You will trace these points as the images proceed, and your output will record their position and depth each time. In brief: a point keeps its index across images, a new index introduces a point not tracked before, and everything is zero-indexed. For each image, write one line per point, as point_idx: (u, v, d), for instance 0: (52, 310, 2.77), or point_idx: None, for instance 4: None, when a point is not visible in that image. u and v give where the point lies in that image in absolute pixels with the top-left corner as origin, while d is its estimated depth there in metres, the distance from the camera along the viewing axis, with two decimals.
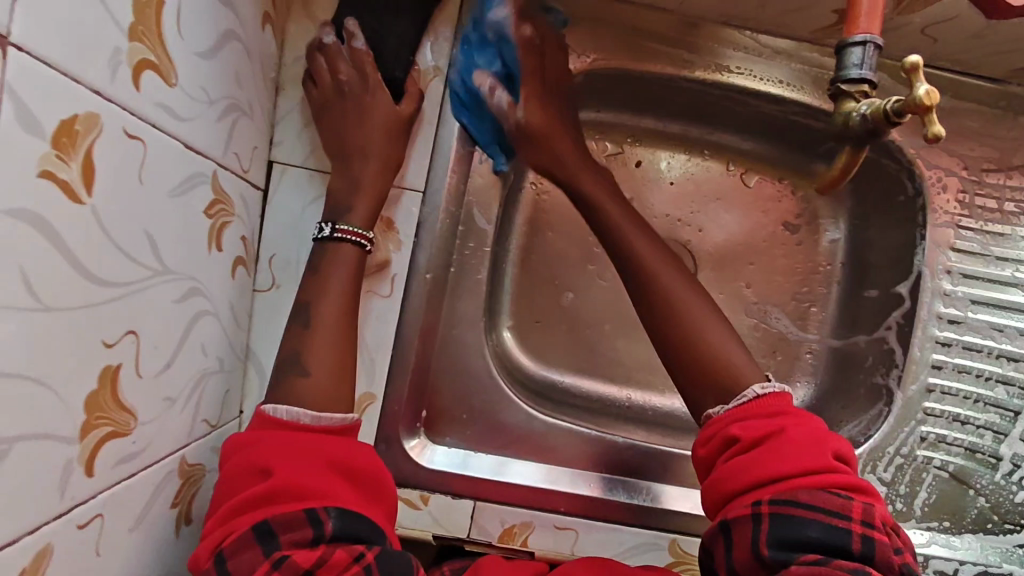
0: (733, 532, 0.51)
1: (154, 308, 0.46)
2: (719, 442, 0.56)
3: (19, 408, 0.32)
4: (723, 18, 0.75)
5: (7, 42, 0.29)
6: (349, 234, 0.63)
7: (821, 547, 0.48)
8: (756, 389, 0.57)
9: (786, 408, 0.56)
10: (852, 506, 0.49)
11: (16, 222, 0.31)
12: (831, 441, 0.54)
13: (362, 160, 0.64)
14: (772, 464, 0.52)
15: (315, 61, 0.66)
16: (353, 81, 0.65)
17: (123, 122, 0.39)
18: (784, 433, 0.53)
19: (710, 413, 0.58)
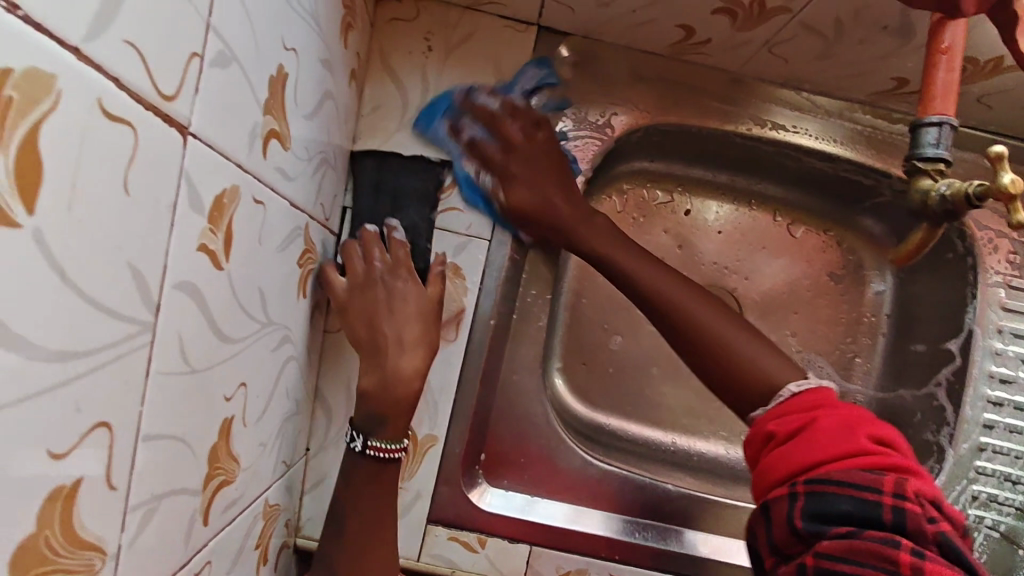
0: (773, 514, 0.52)
1: (258, 359, 0.48)
2: (759, 438, 0.56)
3: (167, 468, 0.34)
4: (782, 80, 0.77)
5: (186, 133, 0.31)
6: (380, 451, 0.60)
7: (855, 520, 0.46)
8: (791, 387, 0.57)
9: (824, 400, 0.55)
10: (883, 481, 0.47)
11: (181, 293, 0.33)
12: (869, 424, 0.52)
13: (395, 357, 0.59)
14: (804, 451, 0.52)
15: (347, 254, 0.62)
16: (385, 280, 0.61)
17: (253, 191, 0.41)
18: (816, 422, 0.53)
19: (751, 416, 0.59)
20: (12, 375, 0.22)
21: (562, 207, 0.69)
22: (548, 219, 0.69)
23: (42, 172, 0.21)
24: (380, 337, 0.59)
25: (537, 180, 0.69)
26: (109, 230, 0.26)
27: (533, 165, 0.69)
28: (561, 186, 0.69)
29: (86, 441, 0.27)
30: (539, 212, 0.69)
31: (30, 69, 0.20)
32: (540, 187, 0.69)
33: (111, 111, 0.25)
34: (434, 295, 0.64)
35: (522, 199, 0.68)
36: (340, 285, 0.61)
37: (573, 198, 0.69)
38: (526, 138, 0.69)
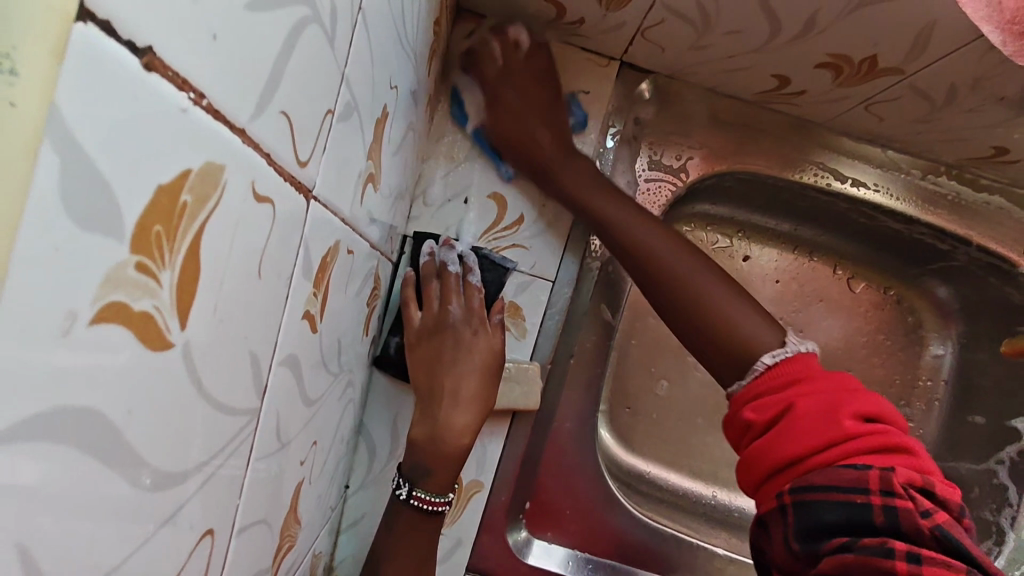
0: (769, 527, 0.49)
1: (326, 412, 0.45)
2: (738, 424, 0.53)
3: (252, 554, 0.31)
4: (867, 136, 0.73)
5: (310, 196, 0.28)
6: (424, 502, 0.57)
7: (847, 527, 0.43)
8: (764, 360, 0.52)
9: (801, 373, 0.51)
10: (869, 477, 0.43)
11: (285, 369, 0.30)
12: (848, 401, 0.47)
13: (446, 410, 0.56)
14: (784, 446, 0.48)
15: (424, 291, 0.58)
16: (456, 326, 0.57)
17: (347, 242, 0.38)
18: (793, 409, 0.48)
19: (729, 392, 0.55)
20: (143, 514, 0.18)
21: (549, 148, 0.62)
22: (534, 158, 0.63)
23: (199, 277, 0.18)
24: (435, 388, 0.57)
25: (527, 95, 0.63)
26: (238, 323, 0.22)
27: (525, 70, 0.63)
28: (543, 117, 0.63)
29: (194, 555, 0.23)
30: (522, 142, 0.62)
31: (206, 165, 0.17)
32: (523, 121, 0.62)
33: (261, 191, 0.22)
34: (501, 347, 0.60)
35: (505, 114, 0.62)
36: (414, 322, 0.58)
37: (561, 135, 0.64)
38: (525, 61, 0.63)
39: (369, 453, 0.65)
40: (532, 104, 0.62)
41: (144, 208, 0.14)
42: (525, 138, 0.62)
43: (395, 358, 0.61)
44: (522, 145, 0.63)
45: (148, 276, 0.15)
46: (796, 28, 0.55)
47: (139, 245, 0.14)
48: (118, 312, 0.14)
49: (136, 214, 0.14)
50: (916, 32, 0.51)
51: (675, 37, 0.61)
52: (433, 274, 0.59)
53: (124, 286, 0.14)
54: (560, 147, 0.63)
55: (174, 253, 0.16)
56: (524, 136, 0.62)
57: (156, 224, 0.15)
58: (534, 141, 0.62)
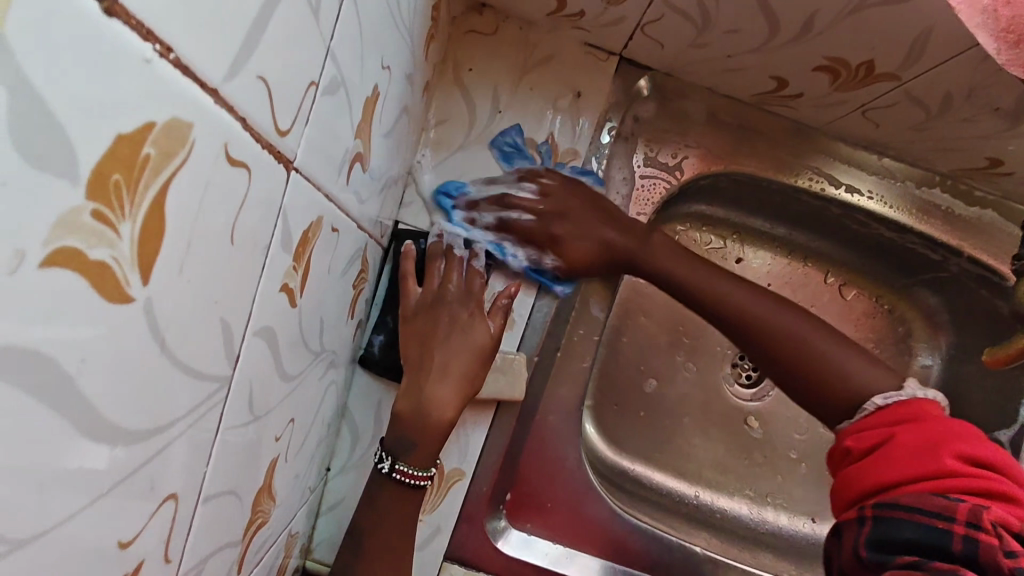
0: (844, 534, 0.48)
1: (305, 391, 0.45)
2: (841, 450, 0.54)
3: (218, 525, 0.31)
4: (865, 142, 0.73)
5: (291, 167, 0.28)
6: (407, 477, 0.56)
7: (922, 549, 0.42)
8: (876, 400, 0.54)
9: (920, 415, 0.51)
10: (957, 507, 0.42)
11: (259, 340, 0.30)
12: (961, 443, 0.47)
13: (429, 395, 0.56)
14: (882, 471, 0.48)
15: (428, 266, 0.61)
16: (451, 306, 0.59)
17: (332, 220, 0.39)
18: (896, 439, 0.49)
19: (839, 428, 0.56)
20: (96, 468, 0.18)
21: (622, 241, 0.65)
22: (615, 254, 0.66)
23: (164, 232, 0.18)
24: (428, 363, 0.57)
25: (588, 229, 0.64)
26: (208, 287, 0.22)
27: (571, 218, 0.63)
28: (602, 218, 0.65)
29: (154, 518, 0.23)
30: (602, 252, 0.65)
31: (171, 121, 0.17)
32: (589, 220, 0.64)
33: (234, 155, 0.22)
34: (497, 334, 0.60)
35: (578, 251, 0.64)
36: (412, 298, 0.60)
37: (625, 224, 0.66)
38: (555, 196, 0.63)
39: (351, 438, 0.65)
40: (601, 248, 0.65)
41: (100, 156, 0.14)
42: (596, 257, 0.65)
43: (378, 357, 0.63)
44: (597, 259, 0.65)
45: (105, 225, 0.15)
46: (795, 29, 0.55)
47: (94, 191, 0.14)
48: (72, 258, 0.14)
49: (91, 160, 0.14)
50: (914, 38, 0.51)
51: (674, 34, 0.61)
52: (440, 254, 0.61)
53: (77, 232, 0.14)
54: (638, 241, 0.66)
55: (135, 205, 0.16)
56: (602, 254, 0.65)
57: (115, 173, 0.15)
58: (610, 246, 0.65)
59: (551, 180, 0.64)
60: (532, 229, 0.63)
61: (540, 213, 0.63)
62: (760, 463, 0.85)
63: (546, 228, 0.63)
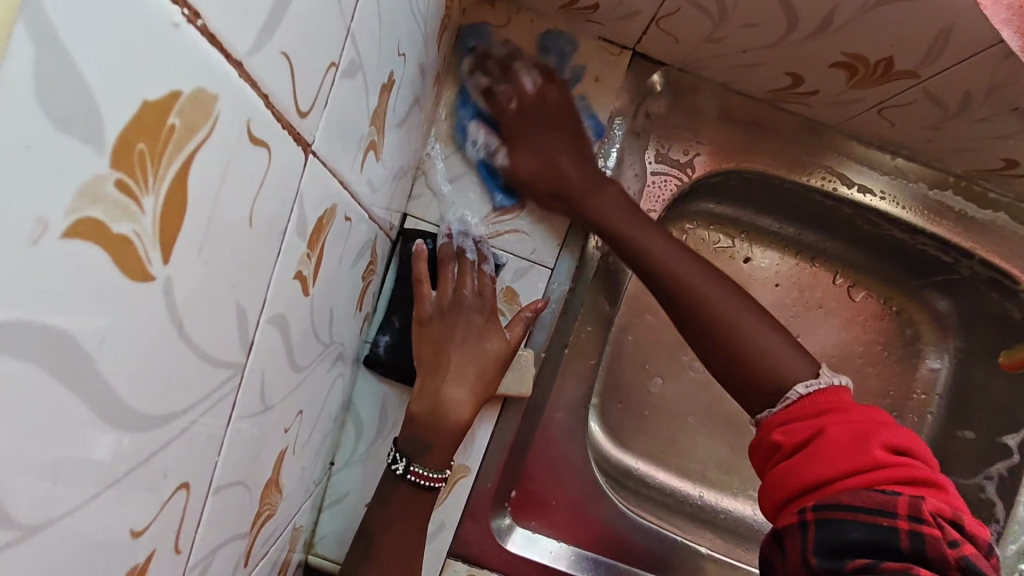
0: (785, 542, 0.47)
1: (313, 383, 0.44)
2: (765, 447, 0.51)
3: (226, 518, 0.30)
4: (878, 142, 0.72)
5: (308, 150, 0.27)
6: (422, 478, 0.55)
7: (869, 550, 0.42)
8: (797, 389, 0.51)
9: (832, 405, 0.50)
10: (897, 502, 0.43)
11: (272, 328, 0.29)
12: (878, 431, 0.47)
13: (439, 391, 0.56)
14: (812, 469, 0.46)
15: (441, 271, 0.59)
16: (468, 312, 0.58)
17: (345, 209, 0.38)
18: (822, 433, 0.47)
19: (759, 419, 0.54)
20: (112, 453, 0.18)
21: (579, 177, 0.61)
22: (562, 187, 0.61)
23: (186, 210, 0.17)
24: (445, 361, 0.57)
25: (547, 146, 0.62)
26: (226, 271, 0.22)
27: (542, 129, 0.62)
28: (574, 154, 0.62)
29: (165, 508, 0.23)
30: (552, 180, 0.61)
31: (197, 91, 0.16)
32: (552, 139, 0.62)
33: (256, 133, 0.21)
34: (514, 342, 0.60)
35: (530, 167, 0.61)
36: (427, 304, 0.58)
37: (587, 165, 0.62)
38: (535, 104, 0.62)
39: (356, 433, 0.64)
40: (553, 172, 0.61)
41: (125, 125, 0.14)
42: (551, 174, 0.61)
43: (384, 357, 0.62)
44: (548, 183, 0.61)
45: (129, 198, 0.14)
46: (815, 24, 0.54)
47: (119, 161, 0.14)
48: (96, 230, 0.14)
49: (116, 128, 0.13)
50: (936, 33, 0.51)
51: (689, 28, 0.60)
52: (451, 258, 0.60)
53: (101, 202, 0.13)
54: (594, 183, 0.62)
55: (158, 178, 0.15)
56: (549, 182, 0.61)
57: (140, 142, 0.14)
58: (563, 174, 0.61)
59: (546, 91, 0.63)
60: (510, 118, 0.62)
61: (519, 103, 0.62)
62: None
63: (516, 128, 0.62)
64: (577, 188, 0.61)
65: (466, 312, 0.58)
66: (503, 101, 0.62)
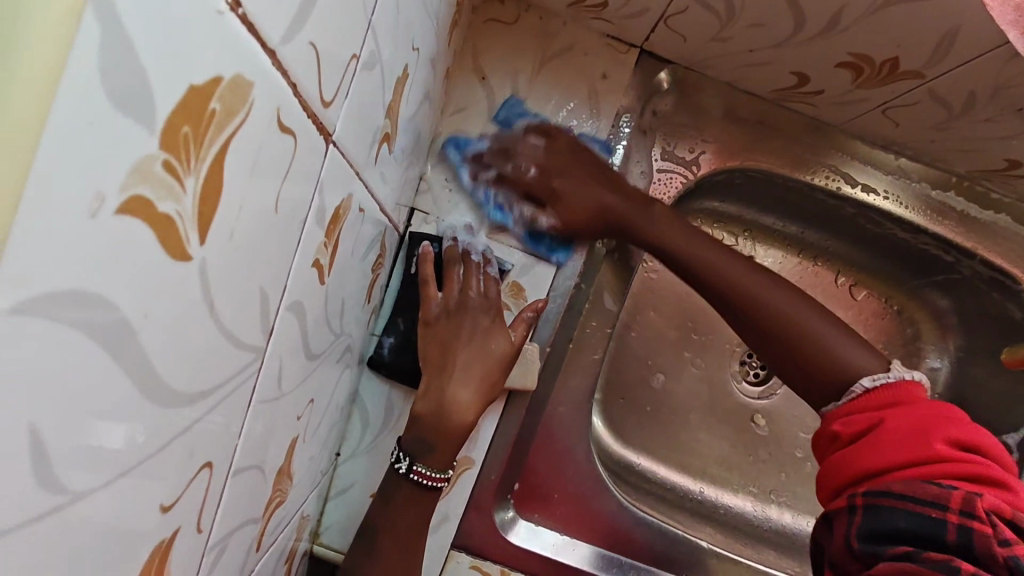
0: (835, 525, 0.48)
1: (323, 373, 0.44)
2: (828, 439, 0.53)
3: (241, 501, 0.31)
4: (882, 141, 0.72)
5: (330, 139, 0.28)
6: (424, 478, 0.56)
7: (914, 539, 0.42)
8: (864, 382, 0.53)
9: (903, 400, 0.50)
10: (950, 496, 0.42)
11: (290, 315, 0.30)
12: (945, 427, 0.46)
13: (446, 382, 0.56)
14: (872, 458, 0.47)
15: (447, 272, 0.60)
16: (474, 313, 0.59)
17: (359, 201, 0.39)
18: (884, 426, 0.48)
19: (824, 411, 0.55)
20: (146, 426, 0.18)
21: (621, 203, 0.63)
22: (611, 217, 0.63)
23: (221, 193, 0.18)
24: (452, 359, 0.57)
25: (584, 186, 0.62)
26: (252, 255, 0.22)
27: (570, 176, 0.62)
28: (604, 183, 0.63)
29: (191, 486, 0.23)
30: (597, 214, 0.62)
31: (235, 78, 0.17)
32: (586, 180, 0.62)
33: (284, 121, 0.21)
34: (518, 342, 0.60)
35: (575, 211, 0.62)
36: (433, 307, 0.58)
37: (625, 190, 0.64)
38: (559, 152, 0.62)
39: (362, 425, 0.64)
40: (592, 211, 0.62)
41: (173, 108, 0.14)
42: (595, 212, 0.62)
43: (388, 360, 0.62)
44: (593, 220, 0.63)
45: (173, 178, 0.15)
46: (822, 24, 0.55)
47: (166, 142, 0.14)
48: (143, 207, 0.14)
49: (165, 110, 0.14)
50: (942, 34, 0.52)
51: (697, 27, 0.61)
52: (457, 260, 0.60)
53: (149, 181, 0.14)
54: (636, 204, 0.63)
55: (198, 161, 0.16)
56: (592, 220, 0.62)
57: (184, 125, 0.15)
58: (605, 205, 0.62)
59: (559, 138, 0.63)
60: (532, 183, 0.62)
61: (540, 168, 0.62)
62: (766, 461, 0.85)
63: (546, 182, 0.62)
64: (622, 218, 0.63)
65: (473, 306, 0.59)
66: (518, 173, 0.62)
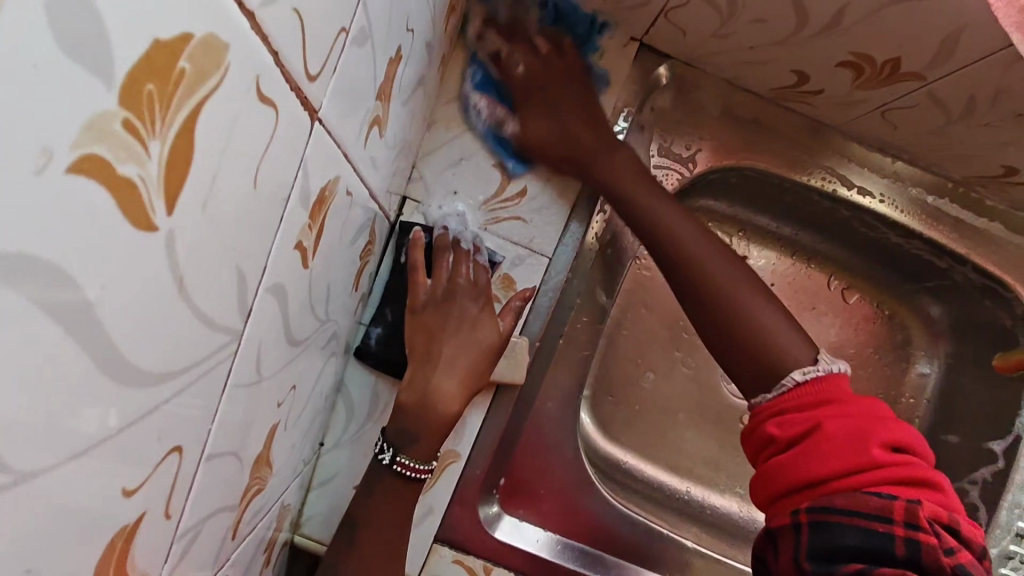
0: (779, 540, 0.47)
1: (307, 360, 0.43)
2: (758, 439, 0.51)
3: (215, 488, 0.30)
4: (879, 144, 0.72)
5: (315, 117, 0.27)
6: (408, 469, 0.55)
7: (864, 555, 0.43)
8: (795, 376, 0.50)
9: (829, 394, 0.49)
10: (893, 508, 0.43)
11: (271, 296, 0.29)
12: (880, 428, 0.46)
13: (434, 375, 0.56)
14: (808, 467, 0.46)
15: (437, 261, 0.59)
16: (463, 302, 0.58)
17: (347, 183, 0.38)
18: (816, 430, 0.47)
19: (753, 402, 0.53)
20: (107, 406, 0.17)
21: (588, 142, 0.62)
22: (573, 155, 0.62)
23: (192, 161, 0.17)
24: (439, 350, 0.57)
25: (559, 115, 0.62)
26: (230, 231, 0.21)
27: (556, 91, 0.62)
28: (585, 112, 0.62)
29: (158, 470, 0.22)
30: (563, 142, 0.62)
31: (208, 36, 0.16)
32: (553, 126, 0.62)
33: (264, 90, 0.20)
34: (506, 333, 0.60)
35: (542, 132, 0.62)
36: (422, 294, 0.57)
37: (597, 125, 0.63)
38: (542, 71, 0.61)
39: (347, 414, 0.63)
40: (562, 136, 0.62)
41: (135, 62, 0.13)
42: (563, 137, 0.62)
43: (374, 350, 0.61)
44: (561, 151, 0.62)
45: (136, 139, 0.14)
46: (824, 21, 0.54)
47: (127, 99, 0.13)
48: (99, 168, 0.13)
49: (126, 64, 0.13)
50: (945, 36, 0.51)
51: (699, 21, 0.60)
52: (448, 248, 0.59)
53: (107, 139, 0.13)
54: (602, 144, 0.62)
55: (165, 123, 0.15)
56: (561, 145, 0.62)
57: (149, 83, 0.14)
58: (572, 141, 0.62)
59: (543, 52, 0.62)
60: (516, 75, 0.61)
61: (529, 70, 0.61)
62: (752, 462, 0.84)
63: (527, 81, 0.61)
64: (594, 140, 0.62)
65: (463, 297, 0.58)
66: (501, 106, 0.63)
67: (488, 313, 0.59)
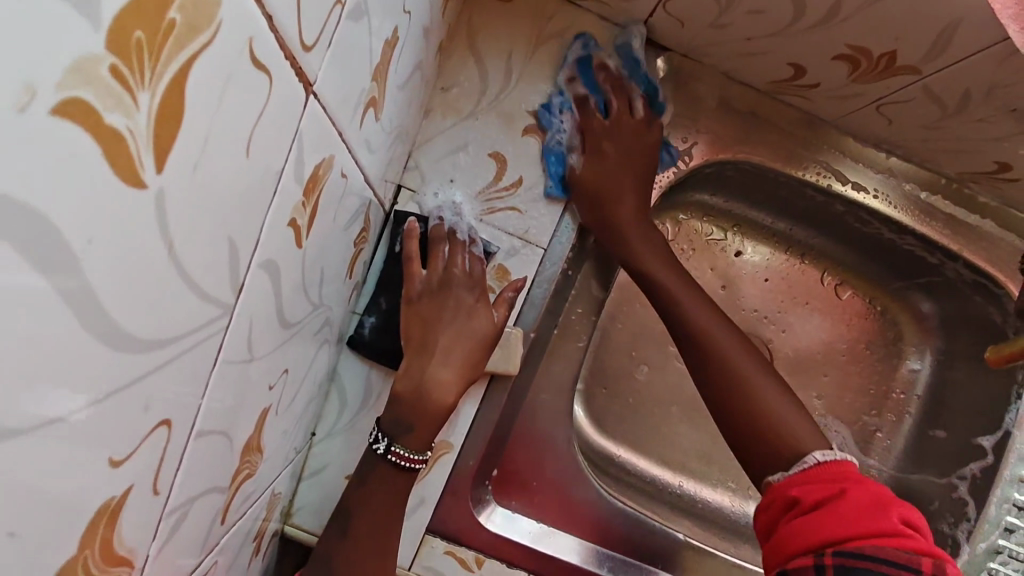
0: None
1: (299, 345, 0.43)
2: (776, 510, 0.49)
3: (204, 469, 0.30)
4: (874, 140, 0.72)
5: (310, 91, 0.26)
6: (402, 459, 0.55)
7: None
8: (815, 455, 0.50)
9: (852, 474, 0.48)
10: (920, 563, 0.41)
11: (264, 274, 0.28)
12: (901, 505, 0.46)
13: (428, 364, 0.55)
14: (834, 524, 0.44)
15: (432, 250, 0.59)
16: (458, 291, 0.58)
17: (342, 165, 0.37)
18: (841, 495, 0.46)
19: (768, 481, 0.52)
20: (91, 373, 0.17)
21: (632, 215, 0.65)
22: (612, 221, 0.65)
23: (184, 119, 0.17)
24: (433, 339, 0.56)
25: (619, 176, 0.65)
26: (221, 200, 0.21)
27: (625, 153, 0.65)
28: (636, 182, 0.66)
29: (145, 444, 0.22)
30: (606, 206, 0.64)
31: None
32: (613, 183, 0.64)
33: (259, 56, 0.20)
34: (500, 322, 0.59)
35: (591, 184, 0.64)
36: (417, 282, 0.57)
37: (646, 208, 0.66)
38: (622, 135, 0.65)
39: (340, 403, 0.63)
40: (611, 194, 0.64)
41: (122, 5, 0.13)
42: (610, 199, 0.64)
43: (368, 339, 0.61)
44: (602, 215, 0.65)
45: (124, 88, 0.14)
46: (821, 12, 0.54)
47: (115, 45, 0.13)
48: (85, 115, 0.13)
49: (111, 8, 0.13)
50: (943, 26, 0.51)
51: (697, 11, 0.59)
52: (442, 237, 0.59)
53: (94, 85, 0.13)
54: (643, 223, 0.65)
55: (156, 76, 0.15)
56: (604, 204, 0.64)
57: (137, 31, 0.14)
58: (619, 203, 0.64)
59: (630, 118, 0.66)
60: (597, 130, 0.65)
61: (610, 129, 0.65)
62: None
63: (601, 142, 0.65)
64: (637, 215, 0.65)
65: (458, 286, 0.58)
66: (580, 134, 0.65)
67: (483, 303, 0.59)
